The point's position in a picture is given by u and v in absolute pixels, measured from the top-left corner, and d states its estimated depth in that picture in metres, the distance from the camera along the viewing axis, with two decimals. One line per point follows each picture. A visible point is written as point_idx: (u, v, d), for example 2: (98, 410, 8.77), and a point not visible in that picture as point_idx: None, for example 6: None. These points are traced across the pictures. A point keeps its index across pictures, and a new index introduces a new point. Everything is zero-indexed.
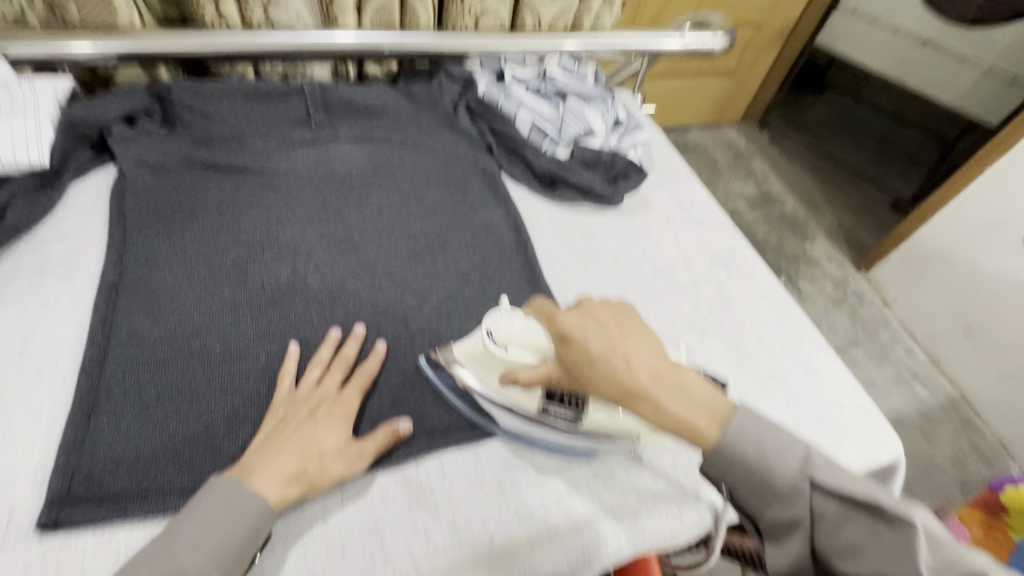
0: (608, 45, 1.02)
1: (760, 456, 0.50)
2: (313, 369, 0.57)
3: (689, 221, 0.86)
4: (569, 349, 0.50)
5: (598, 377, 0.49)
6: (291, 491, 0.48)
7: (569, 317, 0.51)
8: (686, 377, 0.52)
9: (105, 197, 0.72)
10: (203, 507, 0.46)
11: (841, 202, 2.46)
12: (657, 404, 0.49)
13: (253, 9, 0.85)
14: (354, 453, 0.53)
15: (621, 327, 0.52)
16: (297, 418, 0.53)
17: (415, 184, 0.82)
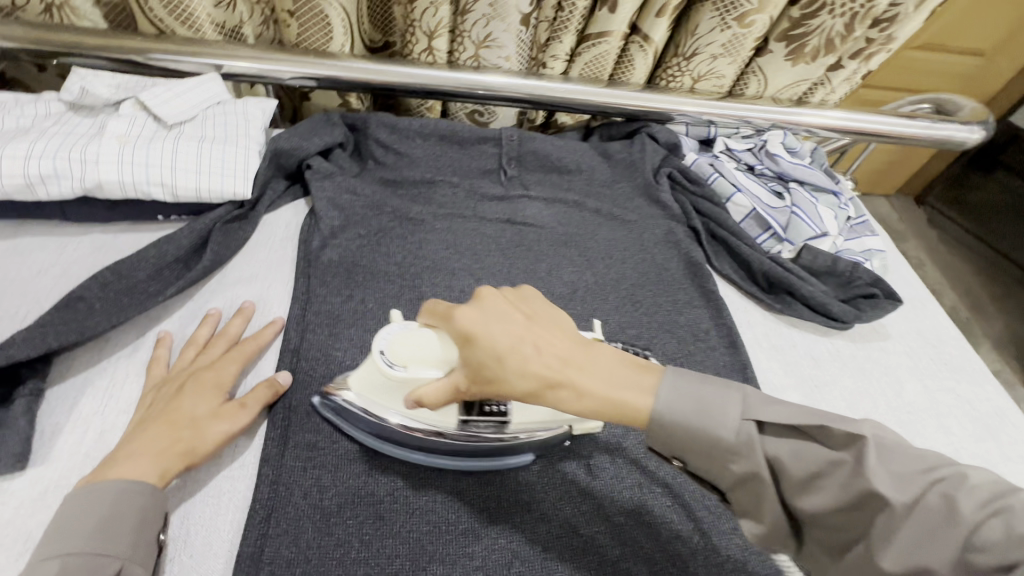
0: (835, 123, 0.87)
1: (698, 414, 0.39)
2: (189, 348, 0.53)
3: (939, 363, 0.69)
4: (473, 350, 0.40)
5: (494, 363, 0.39)
6: (166, 465, 0.44)
7: (467, 313, 0.40)
8: (624, 371, 0.41)
9: (293, 236, 0.67)
10: (86, 509, 0.40)
11: (1012, 305, 2.11)
12: (576, 390, 0.39)
13: (464, 45, 0.78)
14: (226, 411, 0.48)
15: (530, 311, 0.43)
16: (165, 396, 0.48)
17: (610, 263, 0.71)
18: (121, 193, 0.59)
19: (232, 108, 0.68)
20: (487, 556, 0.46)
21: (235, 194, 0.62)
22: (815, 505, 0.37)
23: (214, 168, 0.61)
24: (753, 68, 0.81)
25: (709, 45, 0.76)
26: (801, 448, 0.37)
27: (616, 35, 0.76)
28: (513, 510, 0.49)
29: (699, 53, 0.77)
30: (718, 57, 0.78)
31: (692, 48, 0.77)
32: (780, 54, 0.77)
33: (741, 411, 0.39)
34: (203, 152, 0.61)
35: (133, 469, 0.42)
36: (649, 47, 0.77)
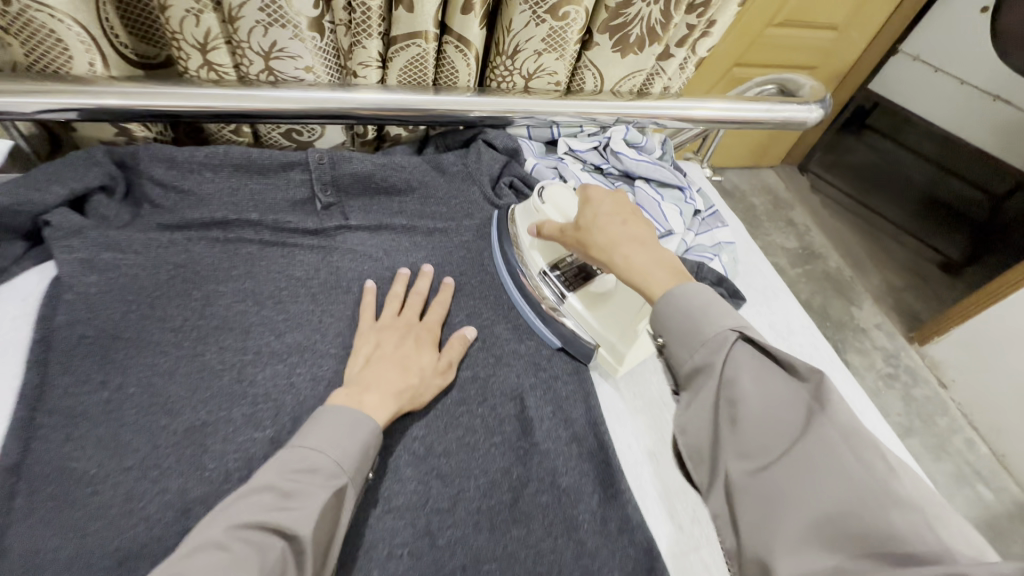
0: (680, 114, 0.84)
1: (697, 314, 0.49)
2: (394, 302, 0.60)
3: (788, 356, 0.67)
4: (586, 234, 0.57)
5: (602, 243, 0.56)
6: (398, 405, 0.51)
7: (600, 189, 0.59)
8: (663, 275, 0.52)
9: (34, 312, 0.54)
10: (320, 425, 0.46)
11: (887, 259, 2.28)
12: (624, 256, 0.54)
13: (249, 58, 0.67)
14: (445, 365, 0.56)
15: (630, 216, 0.58)
16: (390, 344, 0.56)
17: (443, 295, 0.64)
18: None
19: None
20: None
21: None
22: (765, 466, 0.44)
23: None
24: (584, 62, 0.76)
25: (529, 41, 0.70)
26: (827, 475, 0.40)
27: (426, 36, 0.67)
28: None
29: (522, 50, 0.71)
30: (542, 53, 0.71)
31: (513, 45, 0.71)
32: (607, 47, 0.73)
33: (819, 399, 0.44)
34: None
35: (375, 407, 0.49)
36: (467, 50, 0.70)
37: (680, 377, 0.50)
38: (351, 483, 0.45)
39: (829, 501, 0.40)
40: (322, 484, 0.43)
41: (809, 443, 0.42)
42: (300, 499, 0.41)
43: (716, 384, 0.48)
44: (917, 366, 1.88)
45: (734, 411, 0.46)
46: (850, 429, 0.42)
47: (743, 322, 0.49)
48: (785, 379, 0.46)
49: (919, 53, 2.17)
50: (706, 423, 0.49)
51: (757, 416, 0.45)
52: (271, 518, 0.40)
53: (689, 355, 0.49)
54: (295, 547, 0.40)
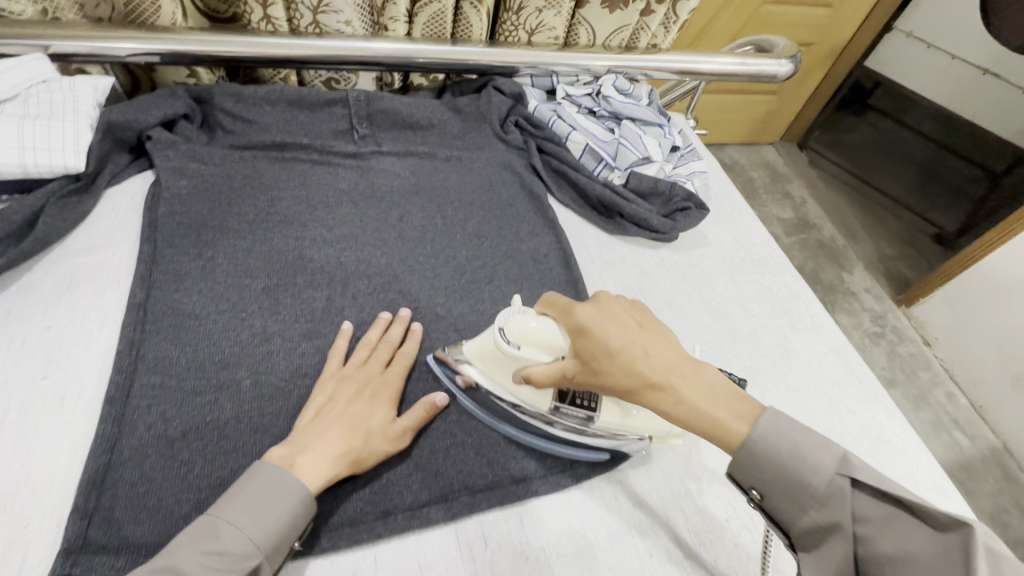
0: (664, 66, 0.97)
1: (791, 452, 0.43)
2: (363, 349, 0.58)
3: (748, 261, 0.80)
4: (585, 339, 0.47)
5: (673, 409, 0.45)
6: (335, 468, 0.47)
7: (587, 308, 0.48)
8: (724, 405, 0.45)
9: (140, 206, 0.69)
10: (250, 488, 0.43)
11: (881, 230, 2.37)
12: (676, 396, 0.45)
13: (301, 12, 0.81)
14: (400, 431, 0.52)
15: (641, 320, 0.49)
16: (343, 395, 0.53)
17: (459, 206, 0.77)
18: None
19: (59, 86, 0.67)
20: None
21: (67, 167, 0.63)
22: (854, 512, 0.41)
23: (39, 142, 0.62)
24: (579, 19, 0.89)
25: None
26: (892, 514, 0.39)
27: None
28: None
29: (526, 7, 0.84)
30: (542, 9, 0.85)
31: (517, 2, 0.84)
32: (597, 4, 0.86)
33: (840, 463, 0.42)
34: (25, 128, 0.61)
35: (311, 466, 0.46)
36: (479, 6, 0.84)
37: (793, 531, 0.44)
38: (265, 563, 0.42)
39: (914, 543, 0.38)
40: (229, 570, 0.39)
41: (910, 535, 0.38)
42: None
43: (846, 531, 0.41)
44: (904, 326, 1.99)
45: (881, 560, 0.39)
46: (994, 564, 0.34)
47: (840, 455, 0.42)
48: (939, 549, 0.36)
49: (912, 30, 2.27)
50: (841, 567, 0.41)
51: (905, 558, 0.38)
52: None
53: (806, 485, 0.42)
54: None
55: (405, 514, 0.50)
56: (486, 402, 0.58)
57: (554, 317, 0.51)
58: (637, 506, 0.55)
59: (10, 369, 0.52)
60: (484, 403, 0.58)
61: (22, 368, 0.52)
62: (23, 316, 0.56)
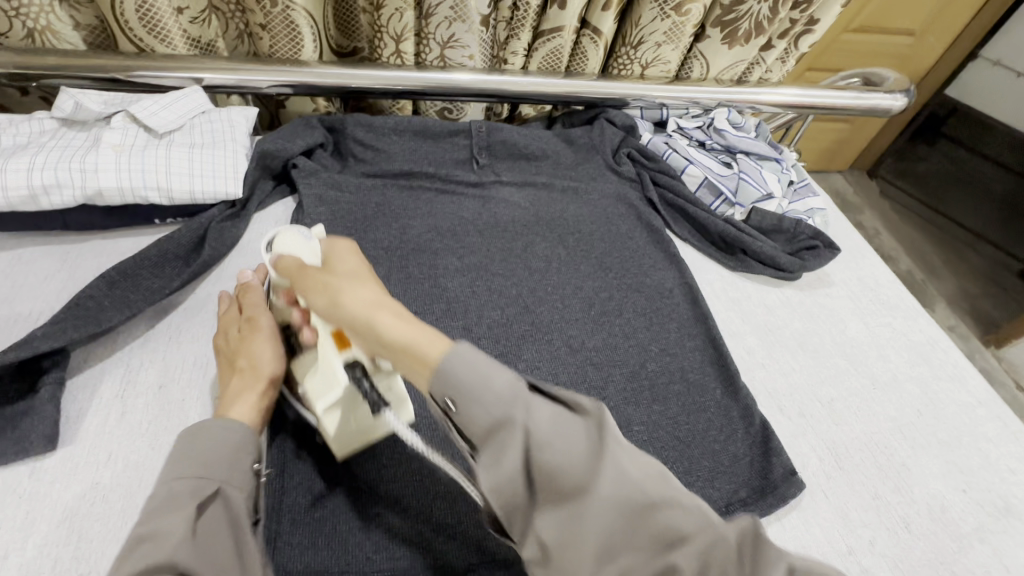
0: (776, 100, 0.96)
1: (479, 372, 0.37)
2: (224, 305, 0.59)
3: (877, 303, 0.77)
4: (308, 272, 0.49)
5: (361, 325, 0.43)
6: (259, 405, 0.49)
7: (348, 267, 0.49)
8: (388, 317, 0.42)
9: (284, 231, 0.72)
10: (176, 456, 0.43)
11: (963, 264, 2.25)
12: (337, 300, 0.44)
13: (430, 47, 0.84)
14: (251, 331, 0.54)
15: (361, 277, 0.48)
16: (233, 360, 0.53)
17: (579, 236, 0.78)
18: (121, 198, 0.63)
19: (217, 117, 0.72)
20: None
21: (227, 194, 0.67)
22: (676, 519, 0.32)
23: (206, 171, 0.66)
24: (695, 53, 0.89)
25: (653, 33, 0.84)
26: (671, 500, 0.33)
27: (567, 29, 0.82)
28: None
29: (645, 42, 0.85)
30: (662, 44, 0.85)
31: (638, 37, 0.85)
32: (717, 39, 0.85)
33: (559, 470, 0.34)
34: (195, 158, 0.66)
35: (240, 415, 0.48)
36: (599, 40, 0.85)
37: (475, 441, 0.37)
38: (228, 495, 0.42)
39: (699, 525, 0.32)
40: (190, 507, 0.40)
41: (642, 531, 0.33)
42: (166, 531, 0.37)
43: (511, 431, 0.35)
44: (993, 369, 1.86)
45: (560, 491, 0.34)
46: (643, 464, 0.35)
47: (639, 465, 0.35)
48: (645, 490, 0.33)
49: (999, 58, 2.20)
50: (517, 479, 0.35)
51: (590, 524, 0.33)
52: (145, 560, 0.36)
53: (483, 411, 0.36)
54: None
55: None
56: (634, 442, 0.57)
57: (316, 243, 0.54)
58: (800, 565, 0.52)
59: (186, 388, 0.55)
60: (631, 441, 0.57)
61: (196, 387, 0.55)
62: (193, 335, 0.59)
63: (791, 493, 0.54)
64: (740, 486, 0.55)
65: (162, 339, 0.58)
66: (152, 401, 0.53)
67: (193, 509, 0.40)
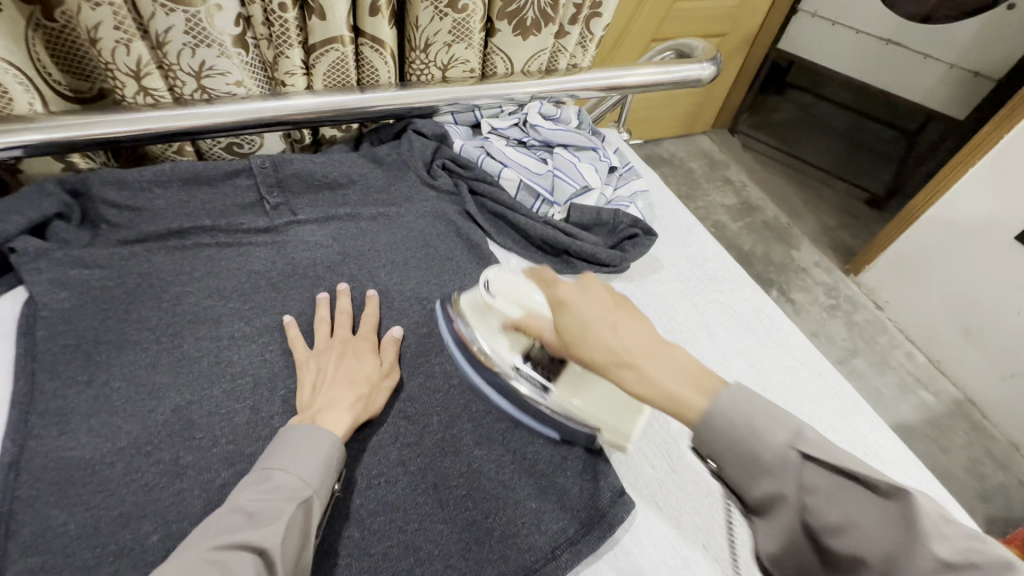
0: (590, 84, 0.93)
1: (747, 431, 0.37)
2: (322, 326, 0.62)
3: (705, 280, 0.77)
4: (560, 312, 0.46)
5: (552, 301, 0.47)
6: (355, 414, 0.52)
7: (570, 288, 0.46)
8: (649, 359, 0.42)
9: (13, 332, 0.58)
10: (280, 446, 0.47)
11: (820, 201, 2.44)
12: (642, 373, 0.41)
13: (182, 79, 0.72)
14: (389, 367, 0.58)
15: (614, 300, 0.46)
16: (331, 362, 0.57)
17: (393, 268, 0.71)
18: None
19: None
20: None
21: None
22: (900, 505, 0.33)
23: None
24: (492, 48, 0.84)
25: (437, 34, 0.77)
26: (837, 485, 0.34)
27: (343, 40, 0.74)
28: None
29: (433, 43, 0.78)
30: (451, 44, 0.79)
31: (424, 40, 0.78)
32: (509, 32, 0.81)
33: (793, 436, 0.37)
34: None
35: (334, 421, 0.51)
36: (382, 49, 0.77)
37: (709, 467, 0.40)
38: (316, 497, 0.45)
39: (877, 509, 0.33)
40: (287, 499, 0.43)
41: (799, 502, 0.35)
42: (268, 515, 0.41)
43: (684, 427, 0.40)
44: (857, 295, 2.04)
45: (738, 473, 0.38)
46: (797, 446, 0.36)
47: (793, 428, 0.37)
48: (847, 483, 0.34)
49: (816, 9, 2.30)
50: (693, 462, 0.40)
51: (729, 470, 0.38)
52: (235, 537, 0.39)
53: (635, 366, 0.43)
54: (268, 564, 0.39)
55: None
56: (449, 502, 0.51)
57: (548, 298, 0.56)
58: None
59: None
60: (447, 501, 0.51)
61: None
62: None
63: (617, 516, 0.52)
64: (568, 522, 0.52)
65: None
66: None
67: (288, 500, 0.43)
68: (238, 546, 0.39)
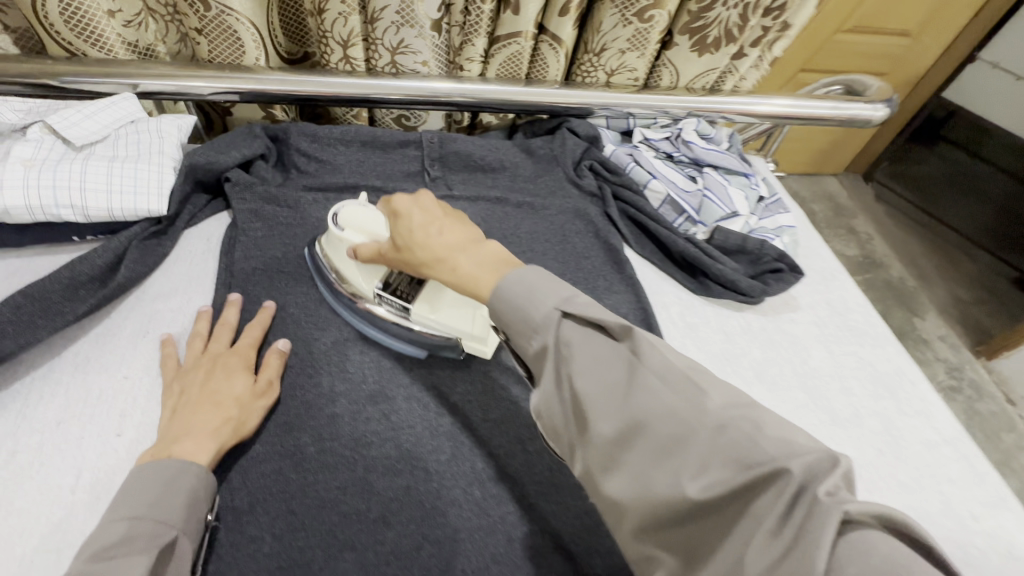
0: (750, 109, 0.91)
1: (528, 300, 0.43)
2: (196, 340, 0.57)
3: (844, 329, 0.73)
4: (396, 224, 0.53)
5: (417, 232, 0.51)
6: (220, 442, 0.48)
7: (401, 199, 0.54)
8: (486, 273, 0.47)
9: (215, 248, 0.68)
10: (128, 493, 0.43)
11: (958, 270, 2.20)
12: (455, 265, 0.49)
13: (380, 53, 0.80)
14: (264, 386, 0.54)
15: (451, 213, 0.54)
16: (196, 380, 0.53)
17: (531, 256, 0.74)
18: (30, 217, 0.59)
19: (146, 127, 0.68)
20: (400, 540, 0.48)
21: (150, 210, 0.63)
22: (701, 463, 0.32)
23: (125, 185, 0.62)
24: (663, 60, 0.85)
25: (616, 40, 0.79)
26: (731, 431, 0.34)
27: (525, 35, 0.78)
28: (422, 497, 0.51)
29: (608, 49, 0.81)
30: (626, 51, 0.81)
31: (601, 44, 0.81)
32: (686, 47, 0.81)
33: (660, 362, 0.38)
34: (114, 171, 0.62)
35: (192, 452, 0.47)
36: (559, 47, 0.80)
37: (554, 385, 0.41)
38: (182, 536, 0.43)
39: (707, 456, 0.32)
40: (145, 548, 0.40)
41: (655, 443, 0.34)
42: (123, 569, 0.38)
43: (552, 358, 0.41)
44: (984, 381, 1.82)
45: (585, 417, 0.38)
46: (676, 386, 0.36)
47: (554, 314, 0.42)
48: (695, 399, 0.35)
49: (998, 61, 2.10)
50: (560, 399, 0.40)
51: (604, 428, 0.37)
52: None
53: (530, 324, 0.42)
54: None
55: None
56: (565, 487, 0.53)
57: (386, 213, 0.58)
58: None
59: (88, 423, 0.51)
60: (562, 486, 0.54)
61: (99, 423, 0.52)
62: (102, 366, 0.55)
63: None
64: None
65: (69, 371, 0.55)
66: (49, 437, 0.50)
67: (146, 550, 0.40)
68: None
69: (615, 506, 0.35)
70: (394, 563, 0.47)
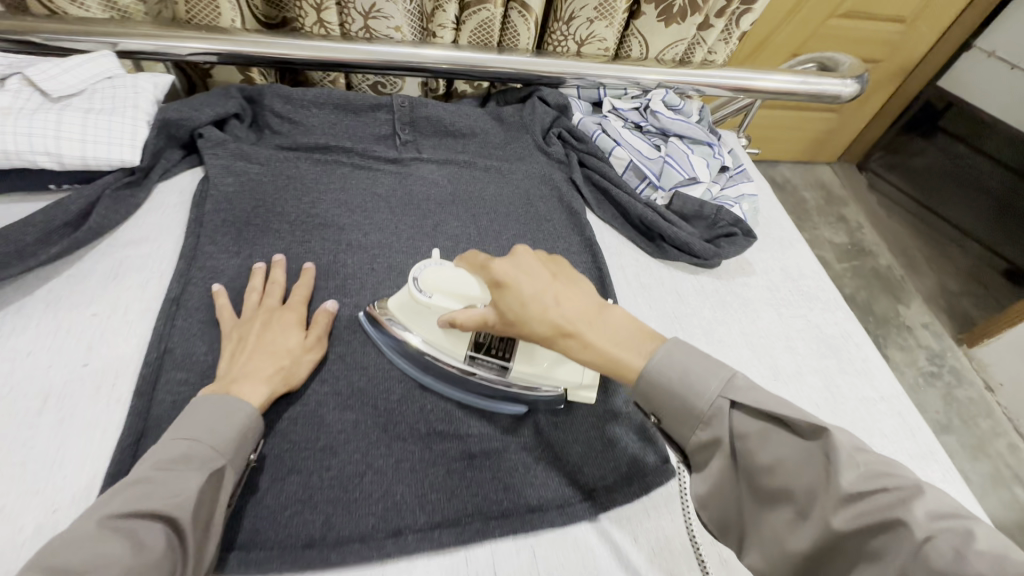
0: (720, 82, 0.93)
1: (682, 380, 0.45)
2: (251, 294, 0.60)
3: (795, 294, 0.75)
4: (503, 294, 0.49)
5: (530, 307, 0.48)
6: (272, 387, 0.52)
7: (503, 265, 0.50)
8: (645, 343, 0.48)
9: (187, 202, 0.71)
10: (191, 418, 0.46)
11: (946, 260, 2.21)
12: (585, 341, 0.47)
13: (353, 17, 0.82)
14: (314, 340, 0.57)
15: (556, 273, 0.52)
16: (254, 330, 0.56)
17: (494, 218, 0.76)
18: (6, 161, 0.61)
19: (122, 83, 0.71)
20: (344, 467, 0.51)
21: (123, 160, 0.66)
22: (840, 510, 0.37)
23: (99, 135, 0.65)
24: (632, 31, 0.87)
25: (584, 8, 0.81)
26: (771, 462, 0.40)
27: (494, 2, 0.80)
28: (369, 430, 0.54)
29: (577, 17, 0.82)
30: (594, 20, 0.82)
31: (569, 13, 0.82)
32: (653, 17, 0.83)
33: (722, 384, 0.44)
34: (89, 121, 0.64)
35: (250, 393, 0.50)
36: (527, 14, 0.83)
37: (689, 448, 0.45)
38: (229, 466, 0.45)
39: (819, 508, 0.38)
40: (196, 467, 0.43)
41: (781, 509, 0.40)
42: (175, 484, 0.41)
43: (728, 448, 0.43)
44: (964, 368, 1.84)
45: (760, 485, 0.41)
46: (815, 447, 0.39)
47: (725, 377, 0.44)
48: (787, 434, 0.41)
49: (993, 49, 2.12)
50: (729, 482, 0.44)
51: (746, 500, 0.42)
52: (143, 502, 0.39)
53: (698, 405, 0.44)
54: (177, 529, 0.39)
55: (415, 535, 0.48)
56: (507, 427, 0.56)
57: (476, 276, 0.53)
58: (657, 555, 0.52)
59: (56, 354, 0.55)
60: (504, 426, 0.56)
61: (66, 354, 0.55)
62: (72, 304, 0.58)
63: (657, 482, 0.55)
64: (610, 473, 0.55)
65: (41, 308, 0.58)
66: (18, 366, 0.53)
67: (196, 468, 0.43)
68: (147, 515, 0.39)
69: (782, 550, 0.39)
70: (337, 486, 0.50)
